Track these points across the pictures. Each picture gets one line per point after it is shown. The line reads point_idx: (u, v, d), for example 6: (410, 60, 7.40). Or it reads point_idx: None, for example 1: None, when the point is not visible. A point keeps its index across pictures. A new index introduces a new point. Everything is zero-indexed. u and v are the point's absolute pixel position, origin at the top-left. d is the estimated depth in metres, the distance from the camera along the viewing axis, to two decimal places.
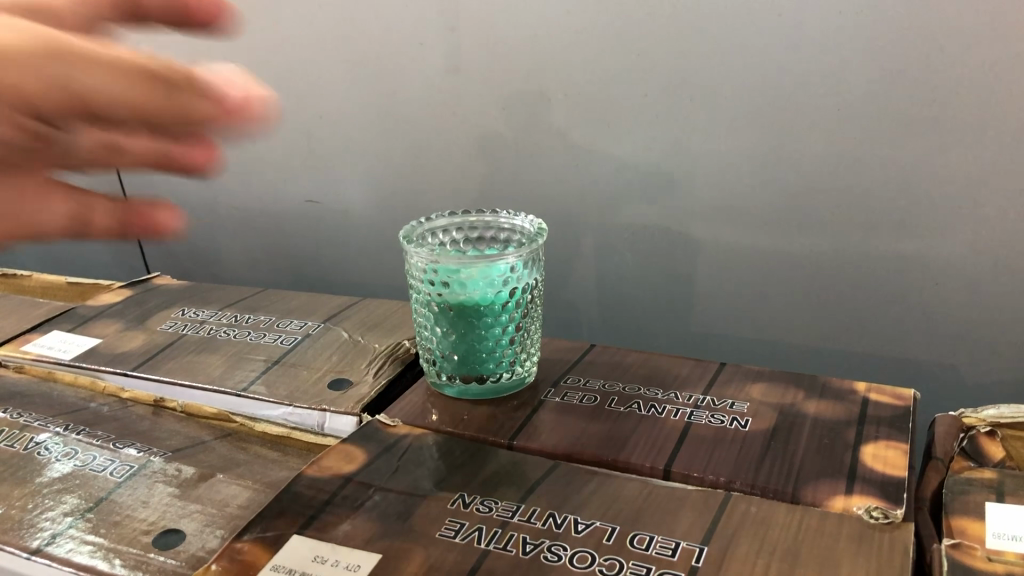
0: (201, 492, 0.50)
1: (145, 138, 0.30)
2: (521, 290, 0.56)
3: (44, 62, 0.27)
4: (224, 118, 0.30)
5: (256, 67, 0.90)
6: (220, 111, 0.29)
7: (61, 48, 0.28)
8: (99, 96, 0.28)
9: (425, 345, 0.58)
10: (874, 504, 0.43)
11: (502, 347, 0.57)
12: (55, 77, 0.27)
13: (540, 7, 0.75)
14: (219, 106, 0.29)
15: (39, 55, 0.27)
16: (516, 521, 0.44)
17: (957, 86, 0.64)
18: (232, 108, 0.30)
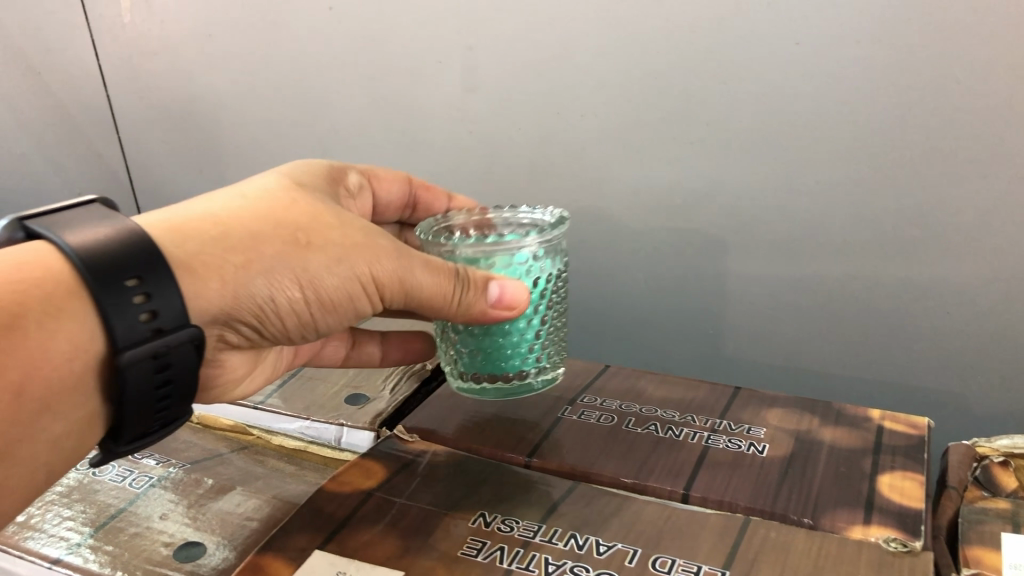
0: (219, 504, 0.50)
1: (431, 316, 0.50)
2: (545, 280, 0.53)
3: (359, 265, 0.48)
4: (495, 320, 0.49)
5: (274, 80, 0.91)
6: (495, 318, 0.49)
7: (365, 257, 0.48)
8: (390, 280, 0.49)
9: (447, 343, 0.55)
10: (892, 534, 0.44)
11: (525, 338, 0.53)
12: (382, 277, 0.49)
13: (558, 28, 0.75)
14: (491, 310, 0.48)
15: (355, 261, 0.48)
16: (538, 541, 0.44)
17: (972, 119, 0.65)
18: (496, 303, 0.48)
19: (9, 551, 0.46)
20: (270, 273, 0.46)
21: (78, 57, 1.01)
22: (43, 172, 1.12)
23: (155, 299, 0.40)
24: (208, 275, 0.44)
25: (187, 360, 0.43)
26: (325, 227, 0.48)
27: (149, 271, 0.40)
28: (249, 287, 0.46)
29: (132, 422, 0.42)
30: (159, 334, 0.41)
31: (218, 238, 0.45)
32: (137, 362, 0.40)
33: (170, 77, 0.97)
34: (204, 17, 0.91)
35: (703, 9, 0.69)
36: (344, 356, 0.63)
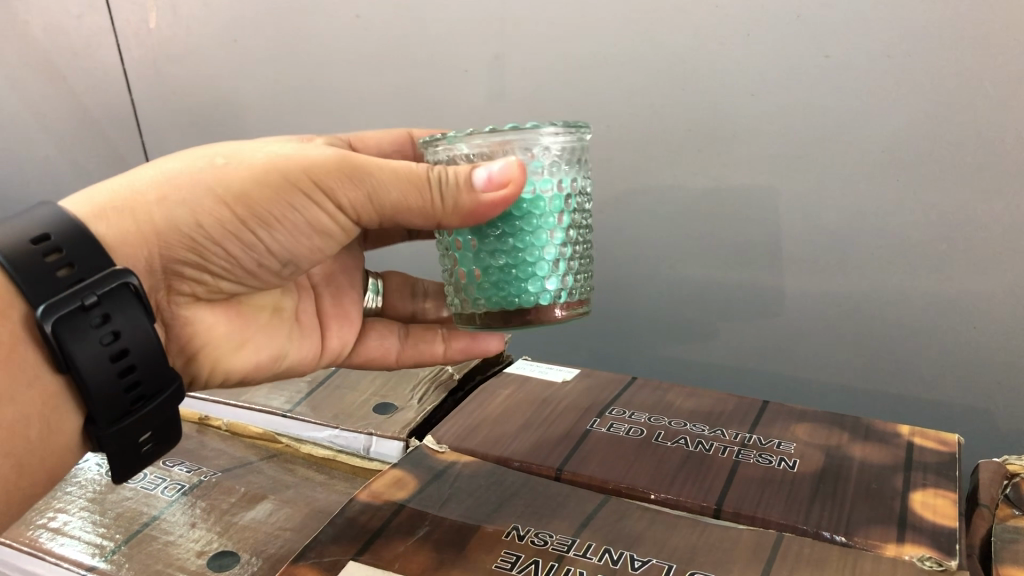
0: (250, 514, 0.51)
1: (401, 209, 0.48)
2: (550, 190, 0.48)
3: (293, 172, 0.47)
4: (484, 206, 0.45)
5: (298, 86, 0.92)
6: (483, 201, 0.45)
7: (299, 164, 0.47)
8: (331, 179, 0.47)
9: (454, 257, 0.52)
10: (928, 552, 0.43)
11: (535, 257, 0.48)
12: (324, 180, 0.47)
13: (585, 39, 0.75)
14: (481, 194, 0.45)
15: (289, 169, 0.47)
16: (572, 555, 0.44)
17: (1003, 134, 0.64)
18: (486, 187, 0.44)
19: (44, 557, 0.47)
20: (186, 198, 0.47)
21: (103, 62, 1.01)
22: (70, 175, 1.13)
23: (67, 252, 0.43)
24: (116, 215, 0.46)
25: (128, 315, 0.43)
26: (254, 148, 0.49)
27: (57, 233, 0.43)
28: (164, 218, 0.47)
29: (98, 397, 0.43)
30: (79, 283, 0.42)
31: (131, 186, 0.48)
32: (62, 311, 0.41)
33: (195, 82, 0.98)
34: (228, 23, 0.91)
35: (731, 20, 0.69)
36: (397, 350, 0.65)
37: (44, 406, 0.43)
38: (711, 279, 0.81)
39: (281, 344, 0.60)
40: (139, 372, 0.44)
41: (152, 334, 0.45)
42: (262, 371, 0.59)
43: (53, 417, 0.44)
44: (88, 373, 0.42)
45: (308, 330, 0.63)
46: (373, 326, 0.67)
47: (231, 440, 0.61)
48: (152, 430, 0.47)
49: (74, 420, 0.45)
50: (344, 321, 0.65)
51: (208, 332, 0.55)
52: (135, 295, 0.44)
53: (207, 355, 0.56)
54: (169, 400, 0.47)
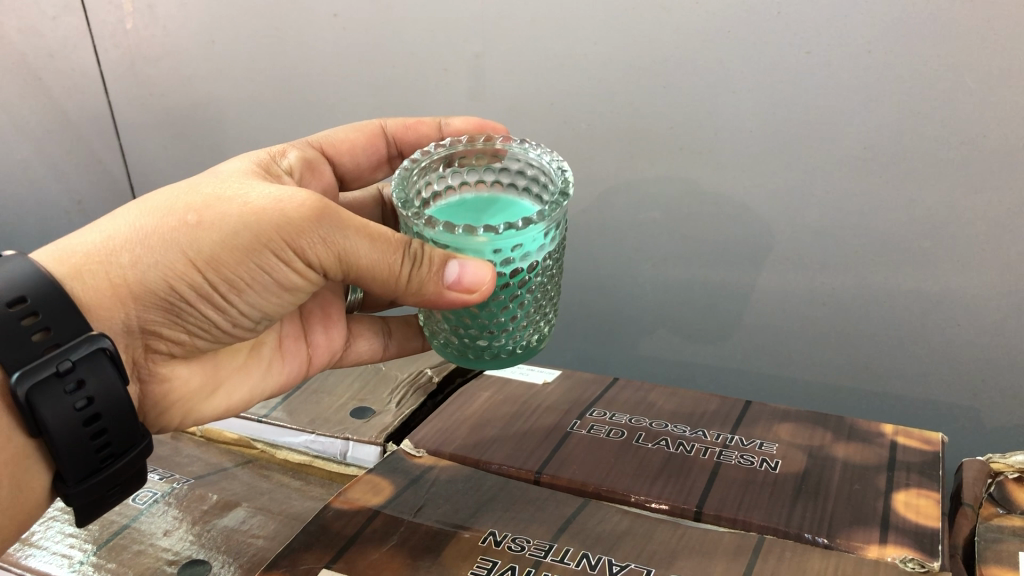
0: (223, 521, 0.50)
1: (369, 277, 0.46)
2: (527, 266, 0.45)
3: (265, 231, 0.45)
4: (449, 299, 0.44)
5: (279, 86, 0.91)
6: (448, 296, 0.44)
7: (271, 221, 0.45)
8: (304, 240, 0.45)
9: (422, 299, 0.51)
10: (910, 554, 0.42)
11: (496, 321, 0.48)
12: (297, 242, 0.45)
13: (565, 36, 0.74)
14: (448, 289, 0.44)
15: (262, 228, 0.45)
16: (548, 561, 0.43)
17: (986, 130, 0.63)
18: (458, 284, 0.43)
19: (12, 568, 0.47)
20: (157, 260, 0.45)
21: (79, 63, 1.00)
22: (53, 176, 1.13)
23: (42, 315, 0.42)
24: (89, 274, 0.45)
25: (103, 378, 0.43)
26: (227, 199, 0.46)
27: (33, 293, 0.42)
28: (137, 279, 0.45)
29: (69, 458, 0.43)
30: (56, 348, 0.42)
31: (104, 237, 0.46)
32: (37, 379, 0.41)
33: (175, 83, 0.97)
34: (206, 23, 0.90)
35: (712, 17, 0.68)
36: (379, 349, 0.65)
37: (15, 467, 0.44)
38: (696, 278, 0.81)
39: (267, 377, 0.60)
40: (111, 432, 0.45)
41: (127, 396, 0.45)
42: (243, 408, 0.59)
43: (25, 475, 0.44)
44: (61, 437, 0.42)
45: (292, 352, 0.61)
46: (359, 323, 0.65)
47: (206, 446, 0.60)
48: (123, 482, 0.47)
49: (44, 474, 0.45)
50: (329, 324, 0.63)
51: (184, 387, 0.54)
52: (112, 359, 0.44)
53: (181, 406, 0.55)
54: (141, 456, 0.47)
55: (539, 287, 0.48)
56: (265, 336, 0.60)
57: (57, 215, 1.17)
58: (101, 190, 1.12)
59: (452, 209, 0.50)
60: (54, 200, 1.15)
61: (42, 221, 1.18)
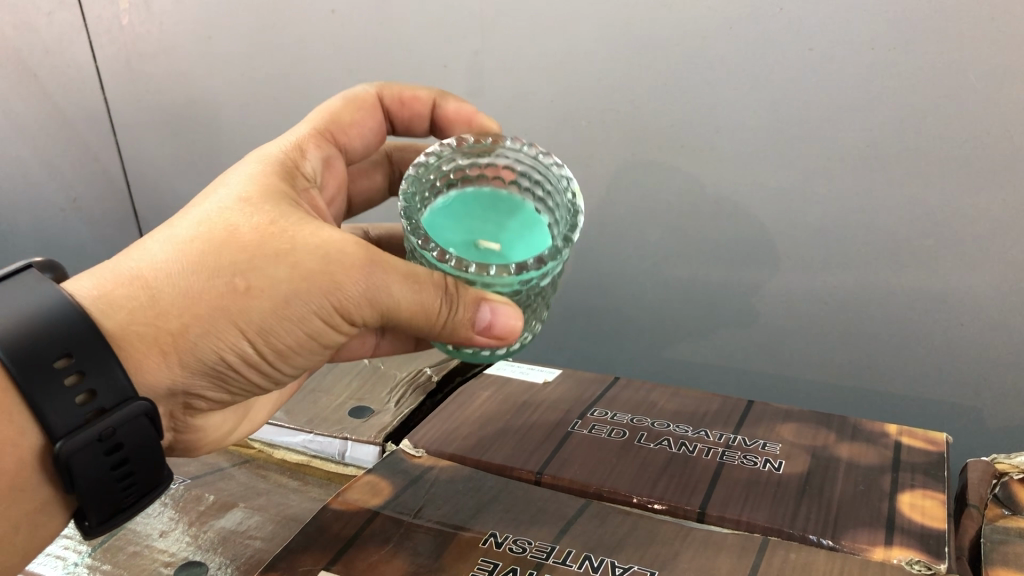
0: (220, 522, 0.50)
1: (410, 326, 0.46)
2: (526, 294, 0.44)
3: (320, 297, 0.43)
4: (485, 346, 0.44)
5: (275, 83, 0.91)
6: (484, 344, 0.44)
7: (327, 288, 0.43)
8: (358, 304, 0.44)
9: None
10: (916, 556, 0.42)
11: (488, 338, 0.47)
12: (348, 305, 0.44)
13: (564, 32, 0.73)
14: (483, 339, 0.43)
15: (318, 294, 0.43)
16: (550, 563, 0.42)
17: (989, 128, 0.63)
18: (493, 327, 0.43)
19: None
20: (209, 329, 0.43)
21: (74, 60, 1.00)
22: (48, 173, 1.12)
23: (87, 375, 0.39)
24: (140, 344, 0.41)
25: (136, 429, 0.41)
26: (276, 253, 0.43)
27: (77, 349, 0.38)
28: (187, 346, 0.43)
29: (95, 505, 0.41)
30: (98, 413, 0.39)
31: (144, 294, 0.42)
32: (77, 448, 0.38)
33: (170, 80, 0.96)
34: (202, 20, 0.89)
35: (712, 13, 0.67)
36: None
37: (34, 511, 0.41)
38: (696, 277, 0.81)
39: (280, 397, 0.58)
40: (137, 481, 0.43)
41: (157, 448, 0.43)
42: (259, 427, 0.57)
43: (43, 520, 0.42)
44: (90, 494, 0.40)
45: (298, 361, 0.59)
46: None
47: None
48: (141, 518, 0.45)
49: (62, 518, 0.43)
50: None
51: (215, 430, 0.52)
52: (149, 417, 0.41)
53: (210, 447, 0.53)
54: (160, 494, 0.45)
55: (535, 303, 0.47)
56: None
57: (51, 212, 1.16)
58: (95, 189, 1.11)
59: (468, 204, 0.47)
60: (49, 198, 1.15)
61: (38, 219, 1.18)
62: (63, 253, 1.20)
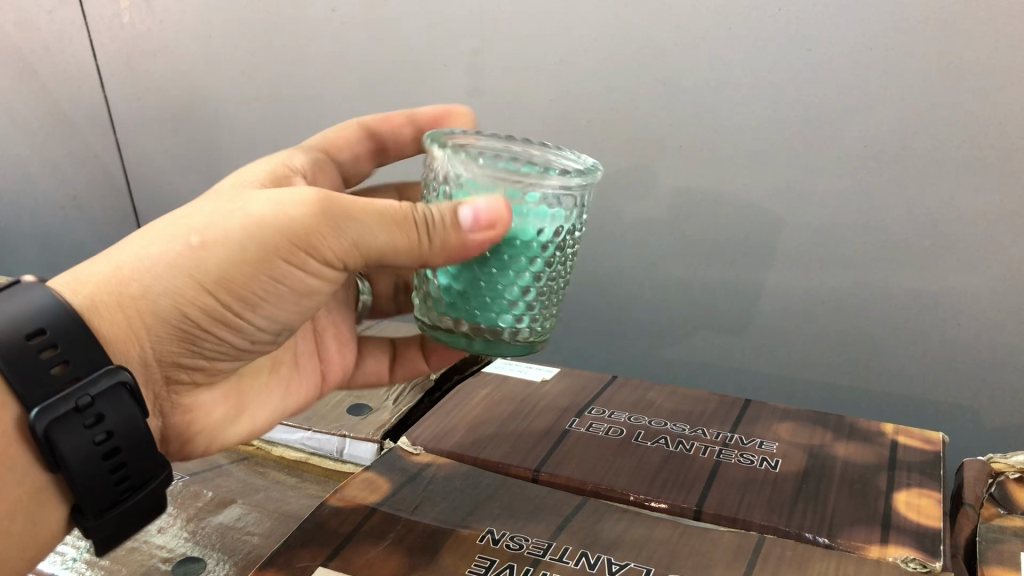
0: (218, 518, 0.50)
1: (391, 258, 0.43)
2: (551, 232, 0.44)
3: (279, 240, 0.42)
4: (472, 245, 0.41)
5: (275, 82, 0.91)
6: (470, 242, 0.41)
7: (284, 230, 0.42)
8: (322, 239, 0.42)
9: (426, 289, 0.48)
10: (911, 554, 0.42)
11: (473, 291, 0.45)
12: (311, 240, 0.42)
13: (563, 31, 0.74)
14: (466, 235, 0.40)
15: (276, 237, 0.42)
16: (547, 560, 0.42)
17: (987, 130, 0.63)
18: (472, 227, 0.40)
19: None
20: (169, 285, 0.42)
21: (74, 56, 1.00)
22: (47, 171, 1.13)
23: (60, 346, 0.39)
24: (104, 310, 0.42)
25: (122, 413, 0.41)
26: (231, 212, 0.43)
27: (50, 323, 0.39)
28: (155, 311, 0.43)
29: (90, 496, 0.40)
30: (74, 382, 0.39)
31: (110, 270, 0.42)
32: (54, 417, 0.38)
33: (170, 78, 0.97)
34: (204, 18, 0.90)
35: (711, 13, 0.68)
36: (391, 372, 0.64)
37: (28, 502, 0.41)
38: (694, 277, 0.81)
39: (287, 396, 0.58)
40: (131, 466, 0.42)
41: (147, 431, 0.42)
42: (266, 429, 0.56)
43: (39, 513, 0.41)
44: (80, 476, 0.40)
45: (309, 365, 0.60)
46: (369, 344, 0.64)
47: None
48: (147, 518, 0.44)
49: (60, 513, 0.42)
50: (343, 345, 0.62)
51: (207, 419, 0.52)
52: (131, 392, 0.41)
53: (206, 436, 0.53)
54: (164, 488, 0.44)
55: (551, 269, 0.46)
56: (281, 353, 0.58)
57: (50, 211, 1.17)
58: (92, 187, 1.12)
59: None
60: (47, 195, 1.15)
61: (36, 217, 1.18)
62: (59, 252, 1.20)
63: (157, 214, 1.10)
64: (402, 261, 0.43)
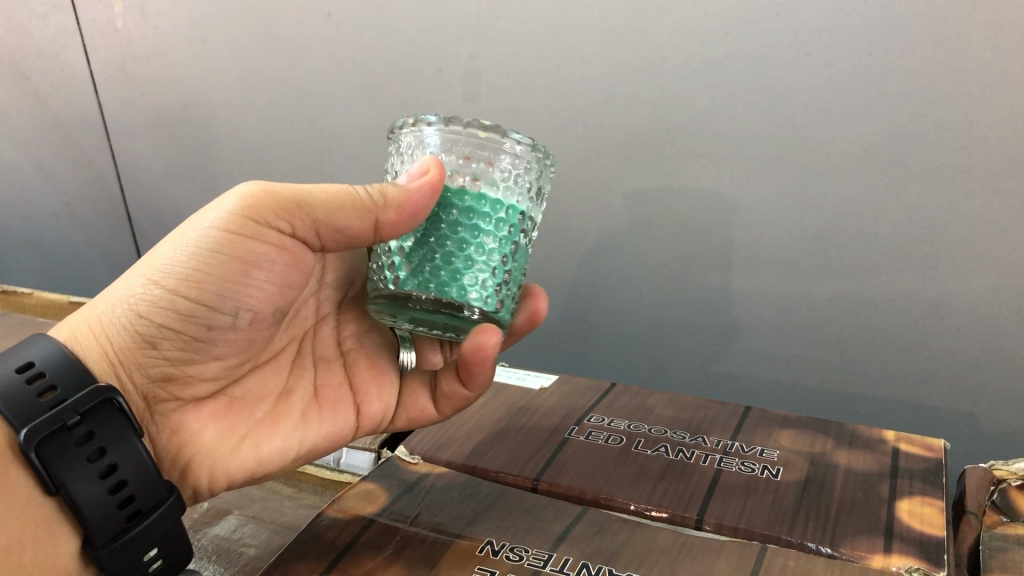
0: (214, 529, 0.52)
1: (343, 225, 0.45)
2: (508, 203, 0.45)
3: (224, 232, 0.44)
4: (418, 197, 0.43)
5: (269, 87, 0.90)
6: (413, 192, 0.43)
7: (226, 224, 0.44)
8: (266, 213, 0.45)
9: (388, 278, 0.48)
10: (916, 564, 0.41)
11: (419, 246, 0.46)
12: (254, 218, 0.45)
13: (560, 35, 0.74)
14: (406, 190, 0.43)
15: (221, 230, 0.44)
16: (547, 571, 0.41)
17: (988, 134, 0.63)
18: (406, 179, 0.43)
19: None
20: (130, 296, 0.45)
21: (67, 62, 1.00)
22: (41, 178, 1.12)
23: (48, 375, 0.41)
24: (80, 336, 0.44)
25: (114, 428, 0.41)
26: (177, 231, 0.46)
27: (40, 359, 0.42)
28: (114, 322, 0.45)
29: (92, 512, 0.39)
30: (62, 403, 0.40)
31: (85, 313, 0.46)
32: (43, 433, 0.39)
33: (163, 84, 0.96)
34: (198, 24, 0.90)
35: (709, 18, 0.67)
36: (435, 404, 0.57)
37: (36, 530, 0.39)
38: (693, 283, 0.80)
39: (301, 429, 0.53)
40: (133, 486, 0.41)
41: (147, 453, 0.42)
42: (278, 463, 0.52)
43: (50, 544, 0.40)
44: (80, 493, 0.39)
45: (339, 401, 0.56)
46: (412, 383, 0.59)
47: None
48: (163, 548, 0.42)
49: (71, 545, 0.40)
50: (382, 381, 0.59)
51: (202, 440, 0.49)
52: (121, 411, 0.42)
53: (202, 462, 0.49)
54: (175, 513, 0.43)
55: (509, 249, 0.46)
56: (296, 386, 0.56)
57: (44, 218, 1.16)
58: (86, 193, 1.11)
59: None
60: (41, 202, 1.15)
61: (32, 224, 1.18)
62: (54, 259, 1.20)
63: (151, 221, 1.09)
64: (355, 228, 0.45)
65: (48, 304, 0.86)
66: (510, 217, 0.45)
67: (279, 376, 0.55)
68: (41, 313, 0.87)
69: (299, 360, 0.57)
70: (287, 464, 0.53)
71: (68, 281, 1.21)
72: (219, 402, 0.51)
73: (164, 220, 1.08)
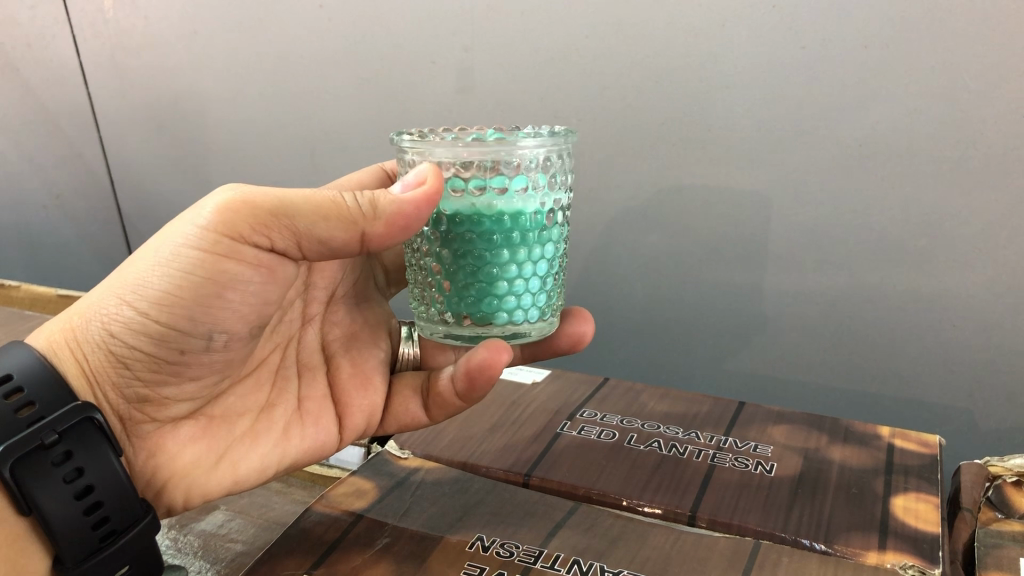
0: (202, 525, 0.52)
1: (324, 234, 0.43)
2: (522, 208, 0.43)
3: (197, 243, 0.42)
4: (409, 208, 0.42)
5: (261, 78, 0.89)
6: (404, 204, 0.42)
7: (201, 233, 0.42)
8: (242, 222, 0.42)
9: (423, 293, 0.49)
10: (910, 561, 0.41)
11: (442, 272, 0.46)
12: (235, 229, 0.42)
13: (554, 27, 0.73)
14: (398, 199, 0.42)
15: (195, 240, 0.42)
16: (538, 567, 0.41)
17: (984, 129, 0.62)
18: (405, 189, 0.42)
19: None
20: (104, 311, 0.44)
21: (57, 54, 0.99)
22: (30, 170, 1.12)
23: (27, 390, 0.40)
24: (58, 351, 0.44)
25: (92, 448, 0.40)
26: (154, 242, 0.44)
27: (18, 372, 0.41)
28: (88, 338, 0.44)
29: (62, 534, 0.39)
30: (40, 420, 0.39)
31: (64, 320, 0.45)
32: (18, 452, 0.38)
33: (153, 75, 0.95)
34: (190, 14, 0.89)
35: (704, 10, 0.67)
36: (425, 409, 0.55)
37: (9, 548, 0.39)
38: (687, 277, 0.80)
39: (281, 445, 0.53)
40: (109, 507, 0.41)
41: (124, 472, 0.42)
42: (254, 482, 0.51)
43: (20, 561, 0.39)
44: (54, 513, 0.39)
45: (321, 415, 0.55)
46: (403, 390, 0.58)
47: None
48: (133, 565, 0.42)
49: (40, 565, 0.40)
50: (367, 388, 0.57)
51: (179, 465, 0.48)
52: (100, 429, 0.41)
53: (178, 484, 0.48)
54: (149, 533, 0.43)
55: (539, 250, 0.46)
56: (279, 399, 0.55)
57: (33, 211, 1.16)
58: (75, 186, 1.10)
59: None
60: (30, 196, 1.14)
61: (21, 218, 1.18)
62: (44, 253, 1.19)
63: (139, 215, 1.09)
64: (337, 236, 0.43)
65: (35, 297, 0.85)
66: (517, 221, 0.43)
67: (262, 390, 0.54)
68: (28, 305, 0.86)
69: (283, 369, 0.56)
70: (266, 479, 0.52)
71: (59, 275, 1.20)
72: (198, 422, 0.50)
73: (153, 213, 1.07)
